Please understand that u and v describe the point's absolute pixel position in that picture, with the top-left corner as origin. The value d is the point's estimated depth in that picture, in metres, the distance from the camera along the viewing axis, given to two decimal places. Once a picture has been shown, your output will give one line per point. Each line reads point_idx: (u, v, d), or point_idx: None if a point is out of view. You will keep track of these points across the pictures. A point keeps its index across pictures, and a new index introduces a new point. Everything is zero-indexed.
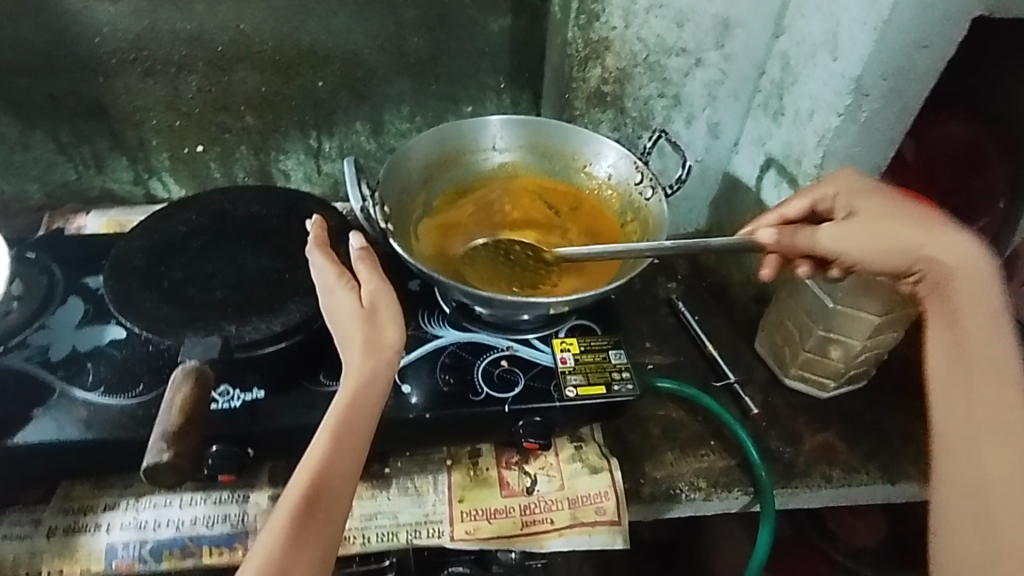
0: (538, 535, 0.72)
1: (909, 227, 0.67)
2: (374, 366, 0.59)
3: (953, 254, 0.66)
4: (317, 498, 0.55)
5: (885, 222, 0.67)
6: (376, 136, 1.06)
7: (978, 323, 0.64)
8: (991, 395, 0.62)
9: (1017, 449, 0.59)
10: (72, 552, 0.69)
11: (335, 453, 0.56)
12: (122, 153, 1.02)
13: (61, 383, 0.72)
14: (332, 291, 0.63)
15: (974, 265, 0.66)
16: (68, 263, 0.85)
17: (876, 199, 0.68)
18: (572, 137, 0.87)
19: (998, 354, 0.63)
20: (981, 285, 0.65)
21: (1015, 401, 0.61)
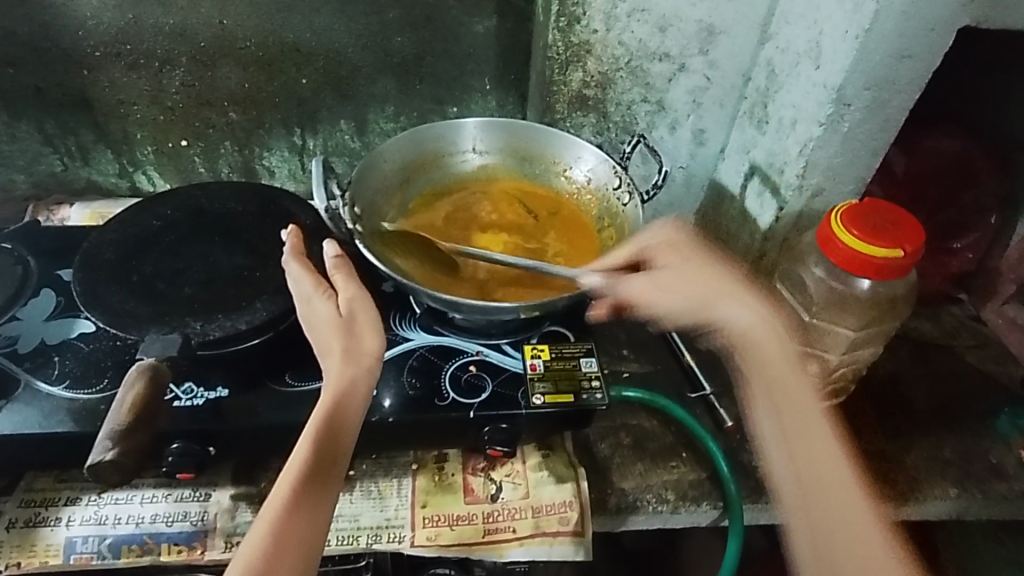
0: (499, 544, 0.71)
1: (712, 286, 0.70)
2: (354, 372, 0.59)
3: (742, 307, 0.69)
4: (302, 501, 0.55)
5: (693, 276, 0.70)
6: (361, 135, 1.05)
7: (778, 377, 0.66)
8: (804, 449, 0.63)
9: (839, 505, 0.59)
10: (30, 544, 0.69)
11: (316, 458, 0.57)
12: (107, 146, 1.03)
13: (26, 375, 0.72)
14: (308, 300, 0.64)
15: (768, 314, 0.69)
16: (44, 255, 0.85)
17: (678, 254, 0.71)
18: (552, 141, 0.86)
19: (801, 404, 0.65)
20: (772, 337, 0.68)
21: (832, 444, 0.63)
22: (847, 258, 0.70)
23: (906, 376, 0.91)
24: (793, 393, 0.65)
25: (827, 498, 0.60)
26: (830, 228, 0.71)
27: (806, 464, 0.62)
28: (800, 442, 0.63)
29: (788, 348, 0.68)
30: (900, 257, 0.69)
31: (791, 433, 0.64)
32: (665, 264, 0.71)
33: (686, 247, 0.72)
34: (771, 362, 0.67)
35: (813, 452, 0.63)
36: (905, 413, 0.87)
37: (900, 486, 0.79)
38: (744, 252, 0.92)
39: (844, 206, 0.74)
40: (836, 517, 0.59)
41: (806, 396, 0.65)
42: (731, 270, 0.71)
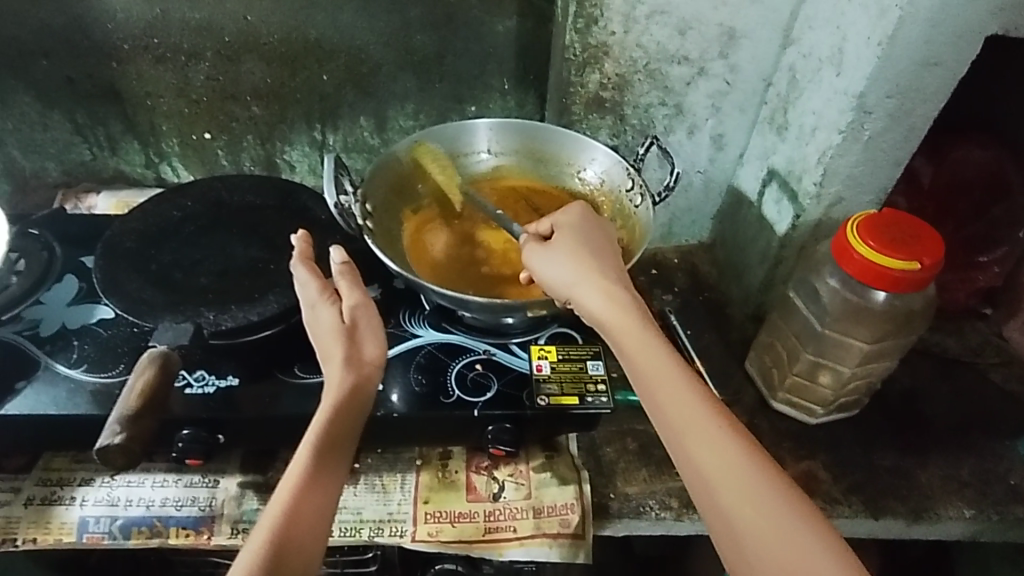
0: (498, 543, 0.72)
1: (572, 261, 0.64)
2: (356, 378, 0.62)
3: (583, 285, 0.63)
4: (307, 497, 0.56)
5: (567, 258, 0.65)
6: (380, 132, 1.06)
7: (628, 355, 0.59)
8: (693, 439, 0.54)
9: (726, 464, 0.53)
10: (46, 522, 0.71)
11: (322, 457, 0.58)
12: (134, 136, 1.05)
13: (47, 358, 0.75)
14: (313, 307, 0.66)
15: (616, 295, 0.62)
16: (69, 241, 0.88)
17: (568, 235, 0.67)
18: (565, 142, 0.86)
19: (658, 373, 0.57)
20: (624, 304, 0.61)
21: (689, 405, 0.55)
22: (863, 269, 0.69)
23: (924, 391, 0.89)
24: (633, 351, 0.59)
25: (746, 491, 0.51)
26: (846, 239, 0.70)
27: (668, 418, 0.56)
28: (669, 424, 0.56)
29: (635, 323, 0.60)
30: (917, 270, 0.67)
31: (661, 417, 0.56)
32: (560, 241, 0.67)
33: (579, 226, 0.68)
34: (621, 342, 0.60)
35: (700, 443, 0.54)
36: (922, 429, 0.85)
37: (912, 504, 0.77)
38: (760, 260, 0.91)
39: (861, 215, 0.72)
40: (750, 505, 0.51)
41: (656, 374, 0.57)
42: (598, 247, 0.66)
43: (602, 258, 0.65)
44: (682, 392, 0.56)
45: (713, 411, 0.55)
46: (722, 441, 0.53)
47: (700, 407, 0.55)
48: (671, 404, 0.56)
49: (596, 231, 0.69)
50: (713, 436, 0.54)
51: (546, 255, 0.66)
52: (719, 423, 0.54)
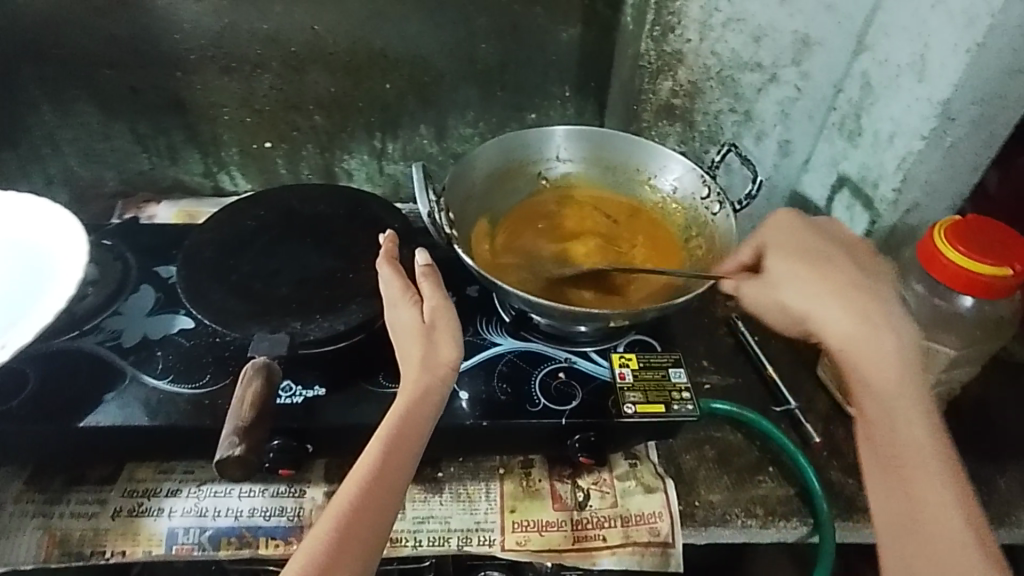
0: (589, 552, 0.71)
1: (822, 294, 0.62)
2: (425, 381, 0.61)
3: (825, 303, 0.61)
4: (362, 501, 0.56)
5: (851, 280, 0.62)
6: (440, 140, 1.07)
7: (864, 375, 0.60)
8: (910, 467, 0.56)
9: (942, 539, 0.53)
10: (134, 533, 0.71)
11: (387, 462, 0.58)
12: (194, 146, 1.05)
13: (131, 368, 0.75)
14: (394, 305, 0.67)
15: (872, 337, 0.59)
16: (142, 251, 0.88)
17: (829, 251, 0.65)
18: (635, 150, 0.86)
19: (920, 444, 0.57)
20: (878, 354, 0.59)
21: (930, 479, 0.55)
22: (953, 275, 0.69)
23: (996, 398, 0.88)
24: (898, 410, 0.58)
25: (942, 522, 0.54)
26: (934, 245, 0.70)
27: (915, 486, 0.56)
28: (882, 442, 0.58)
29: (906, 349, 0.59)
30: (1009, 276, 0.67)
31: (877, 435, 0.58)
32: (785, 253, 0.65)
33: (812, 234, 0.67)
34: (854, 362, 0.60)
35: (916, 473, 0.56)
36: (998, 438, 0.83)
37: (994, 511, 0.77)
38: None
39: (948, 221, 0.72)
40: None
41: (902, 402, 0.58)
42: (833, 259, 0.64)
43: (846, 271, 0.63)
44: (918, 421, 0.57)
45: (953, 495, 0.55)
46: (939, 479, 0.55)
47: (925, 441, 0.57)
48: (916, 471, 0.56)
49: (860, 253, 0.66)
50: (933, 472, 0.56)
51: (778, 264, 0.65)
52: (954, 501, 0.55)
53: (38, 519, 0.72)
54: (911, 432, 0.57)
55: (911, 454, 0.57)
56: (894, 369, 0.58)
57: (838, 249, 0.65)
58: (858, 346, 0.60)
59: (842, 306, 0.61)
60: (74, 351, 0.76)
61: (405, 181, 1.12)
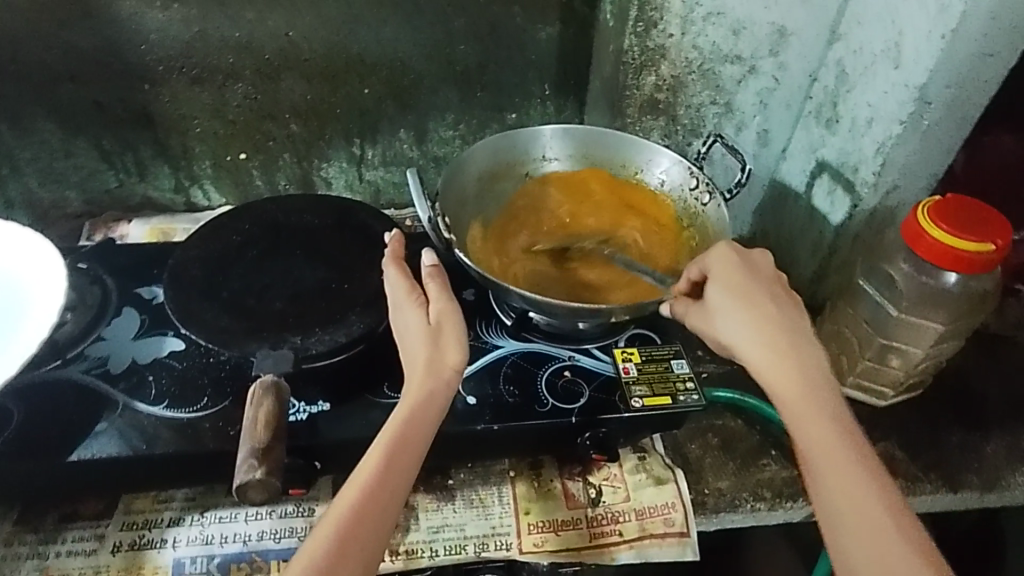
0: (607, 547, 0.72)
1: (747, 321, 0.64)
2: (431, 384, 0.60)
3: (745, 332, 0.63)
4: (367, 506, 0.56)
5: (761, 312, 0.64)
6: (420, 144, 1.05)
7: (790, 407, 0.60)
8: (845, 493, 0.55)
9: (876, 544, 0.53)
10: (137, 567, 0.68)
11: (391, 465, 0.58)
12: (165, 161, 1.02)
13: (123, 396, 0.71)
14: (399, 306, 0.65)
15: (788, 361, 0.62)
16: (121, 273, 0.84)
17: (752, 281, 0.66)
18: (622, 146, 0.88)
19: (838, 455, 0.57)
20: (795, 376, 0.61)
21: (858, 487, 0.55)
22: (939, 252, 0.72)
23: (974, 368, 0.91)
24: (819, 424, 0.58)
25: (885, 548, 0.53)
26: (919, 224, 0.72)
27: (847, 496, 0.55)
28: (817, 474, 0.57)
29: (818, 381, 0.61)
30: (991, 251, 0.70)
31: (812, 459, 0.57)
32: (720, 280, 0.67)
33: (745, 264, 0.67)
34: (782, 394, 0.61)
35: (852, 500, 0.55)
36: (980, 406, 0.87)
37: (984, 476, 0.80)
38: (813, 251, 0.93)
39: (929, 202, 0.75)
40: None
41: (825, 431, 0.58)
42: (758, 290, 0.65)
43: (771, 302, 0.65)
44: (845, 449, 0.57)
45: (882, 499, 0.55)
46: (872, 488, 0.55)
47: (860, 467, 0.56)
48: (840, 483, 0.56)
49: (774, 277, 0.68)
50: (869, 496, 0.55)
51: (716, 293, 0.66)
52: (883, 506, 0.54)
53: (33, 561, 0.68)
54: (826, 444, 0.57)
55: (836, 462, 0.56)
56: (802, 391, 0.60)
57: (759, 277, 0.67)
58: (775, 370, 0.62)
59: (756, 335, 0.63)
60: (58, 381, 0.73)
61: (386, 187, 1.10)
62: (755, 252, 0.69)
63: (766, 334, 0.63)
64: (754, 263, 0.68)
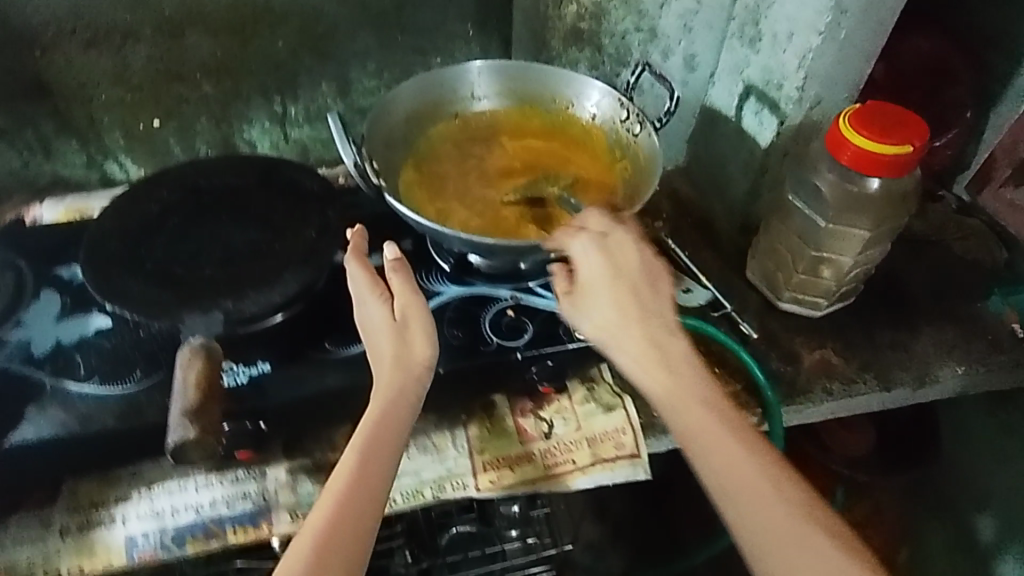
0: (563, 476, 0.74)
1: (618, 318, 0.63)
2: (401, 383, 0.61)
3: (617, 327, 0.63)
4: (343, 512, 0.54)
5: (632, 309, 0.63)
6: (343, 96, 1.02)
7: (679, 414, 0.60)
8: (747, 495, 0.55)
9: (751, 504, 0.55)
10: (89, 548, 0.67)
11: (366, 468, 0.57)
12: (71, 134, 0.96)
13: (51, 378, 0.69)
14: (362, 301, 0.64)
15: (663, 346, 0.62)
16: (33, 255, 0.80)
17: (625, 277, 0.64)
18: (551, 79, 0.86)
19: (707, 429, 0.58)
20: (670, 359, 0.62)
21: (734, 455, 0.57)
22: (860, 158, 0.73)
23: (902, 272, 0.95)
24: (689, 400, 0.60)
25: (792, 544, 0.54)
26: (840, 132, 0.74)
27: (719, 468, 0.57)
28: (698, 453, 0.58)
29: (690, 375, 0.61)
30: (909, 152, 0.72)
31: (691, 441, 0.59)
32: (590, 270, 0.65)
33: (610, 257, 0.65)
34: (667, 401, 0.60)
35: (753, 502, 0.55)
36: (908, 306, 0.91)
37: (915, 371, 0.84)
38: (745, 171, 0.93)
39: (849, 110, 0.76)
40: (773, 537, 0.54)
41: (713, 431, 0.58)
42: (637, 288, 0.64)
43: (646, 300, 0.64)
44: (738, 446, 0.57)
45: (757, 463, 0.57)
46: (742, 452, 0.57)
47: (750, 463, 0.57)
48: (714, 456, 0.57)
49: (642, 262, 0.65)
50: (766, 491, 0.55)
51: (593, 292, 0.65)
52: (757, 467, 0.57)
53: None
54: (697, 419, 0.59)
55: (712, 436, 0.58)
56: (671, 377, 0.61)
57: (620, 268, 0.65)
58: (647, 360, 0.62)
59: (624, 331, 0.63)
60: None
61: (313, 144, 1.06)
62: (617, 234, 0.67)
63: (643, 326, 0.63)
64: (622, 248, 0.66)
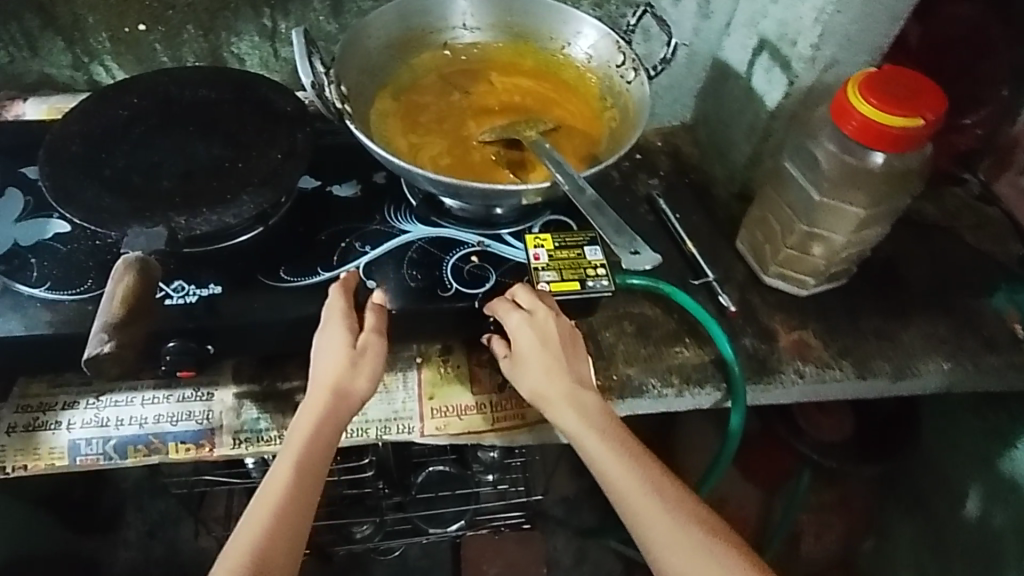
0: (509, 430, 0.73)
1: (532, 368, 0.68)
2: (324, 412, 0.64)
3: (530, 377, 0.68)
4: (275, 529, 0.58)
5: (547, 368, 0.67)
6: (336, 15, 0.96)
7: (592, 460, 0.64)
8: (644, 516, 0.60)
9: (648, 520, 0.60)
10: (34, 448, 0.68)
11: (298, 489, 0.61)
12: (56, 32, 0.93)
13: (4, 278, 0.68)
14: (327, 324, 0.67)
15: (570, 391, 0.66)
16: (3, 152, 0.79)
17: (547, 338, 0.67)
18: (545, 14, 0.80)
19: (605, 458, 0.63)
20: (574, 398, 0.66)
21: (630, 479, 0.62)
22: (863, 129, 0.68)
23: (903, 257, 0.90)
24: (589, 432, 0.64)
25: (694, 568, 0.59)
26: (846, 97, 0.68)
27: (620, 488, 0.62)
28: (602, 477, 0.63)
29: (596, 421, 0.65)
30: (919, 126, 0.66)
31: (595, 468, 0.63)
32: (523, 340, 0.67)
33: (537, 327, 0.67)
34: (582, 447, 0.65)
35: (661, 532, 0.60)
36: (903, 294, 0.86)
37: (897, 363, 0.80)
38: (749, 134, 0.87)
39: (862, 74, 0.70)
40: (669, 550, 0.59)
41: (613, 465, 0.63)
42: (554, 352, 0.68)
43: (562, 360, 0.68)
44: (641, 483, 0.62)
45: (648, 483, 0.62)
46: (637, 473, 0.62)
47: (660, 500, 0.61)
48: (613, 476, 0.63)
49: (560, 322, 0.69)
50: (655, 509, 0.61)
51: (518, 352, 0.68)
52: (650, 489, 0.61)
53: None
54: (595, 450, 0.64)
55: (610, 463, 0.63)
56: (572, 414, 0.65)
57: (542, 331, 0.67)
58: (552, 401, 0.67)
59: (534, 380, 0.67)
60: None
61: None
62: (547, 313, 0.68)
63: (553, 368, 0.67)
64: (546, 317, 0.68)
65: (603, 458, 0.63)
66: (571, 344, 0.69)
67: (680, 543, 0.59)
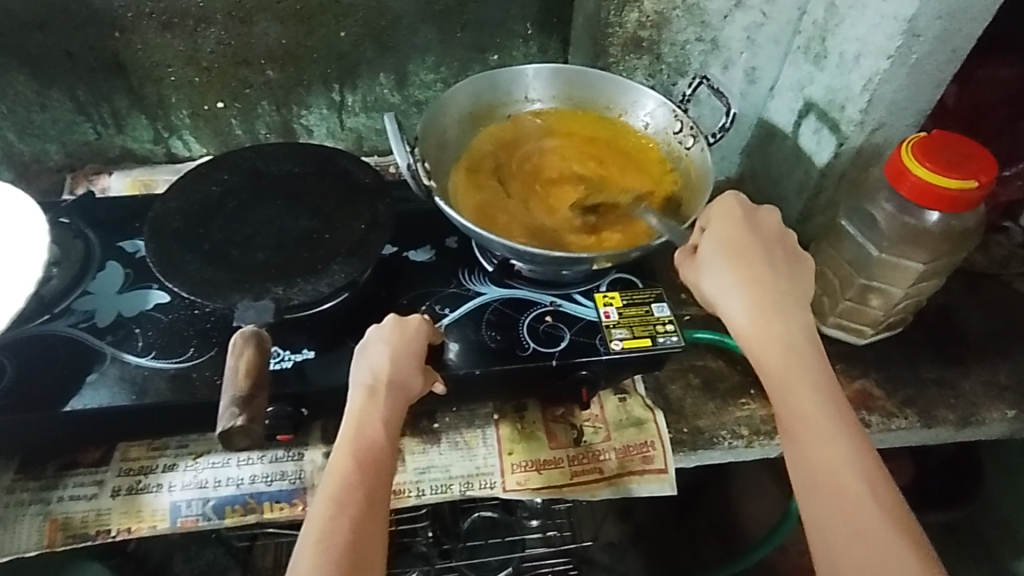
0: (589, 485, 0.75)
1: (729, 261, 0.65)
2: (390, 396, 0.64)
3: (719, 268, 0.65)
4: (357, 490, 0.57)
5: (746, 254, 0.65)
6: (401, 89, 1.06)
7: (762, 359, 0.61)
8: (811, 433, 0.56)
9: (821, 437, 0.55)
10: (137, 510, 0.71)
11: (371, 462, 0.59)
12: (141, 111, 1.00)
13: (111, 349, 0.72)
14: (385, 328, 0.68)
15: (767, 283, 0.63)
16: (101, 226, 0.84)
17: (740, 226, 0.66)
18: (606, 86, 0.87)
19: (778, 359, 0.60)
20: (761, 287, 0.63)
21: (810, 392, 0.58)
22: (920, 190, 0.71)
23: (955, 307, 0.92)
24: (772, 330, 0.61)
25: (873, 543, 0.50)
26: (902, 162, 0.72)
27: (798, 395, 0.58)
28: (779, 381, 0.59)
29: (793, 330, 0.62)
30: (974, 188, 0.69)
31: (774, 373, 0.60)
32: (719, 238, 0.66)
33: (746, 223, 0.66)
34: (760, 358, 0.61)
35: (835, 477, 0.53)
36: (959, 343, 0.88)
37: (960, 412, 0.82)
38: (799, 191, 0.91)
39: (914, 139, 0.74)
40: (830, 470, 0.54)
41: (790, 368, 0.59)
42: (757, 244, 0.65)
43: (767, 256, 0.65)
44: (818, 402, 0.57)
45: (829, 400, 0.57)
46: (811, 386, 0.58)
47: (831, 413, 0.57)
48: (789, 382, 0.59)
49: (775, 229, 0.67)
50: (828, 430, 0.56)
51: (708, 245, 0.67)
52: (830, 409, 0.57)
53: (36, 506, 0.71)
54: (777, 354, 0.60)
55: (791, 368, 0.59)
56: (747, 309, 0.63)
57: (756, 234, 0.66)
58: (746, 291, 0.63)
59: (724, 275, 0.65)
60: (47, 337, 0.74)
61: (368, 133, 1.10)
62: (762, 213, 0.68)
63: (753, 263, 0.64)
64: (762, 221, 0.67)
65: (786, 361, 0.60)
66: (779, 246, 0.66)
67: (841, 469, 0.54)
